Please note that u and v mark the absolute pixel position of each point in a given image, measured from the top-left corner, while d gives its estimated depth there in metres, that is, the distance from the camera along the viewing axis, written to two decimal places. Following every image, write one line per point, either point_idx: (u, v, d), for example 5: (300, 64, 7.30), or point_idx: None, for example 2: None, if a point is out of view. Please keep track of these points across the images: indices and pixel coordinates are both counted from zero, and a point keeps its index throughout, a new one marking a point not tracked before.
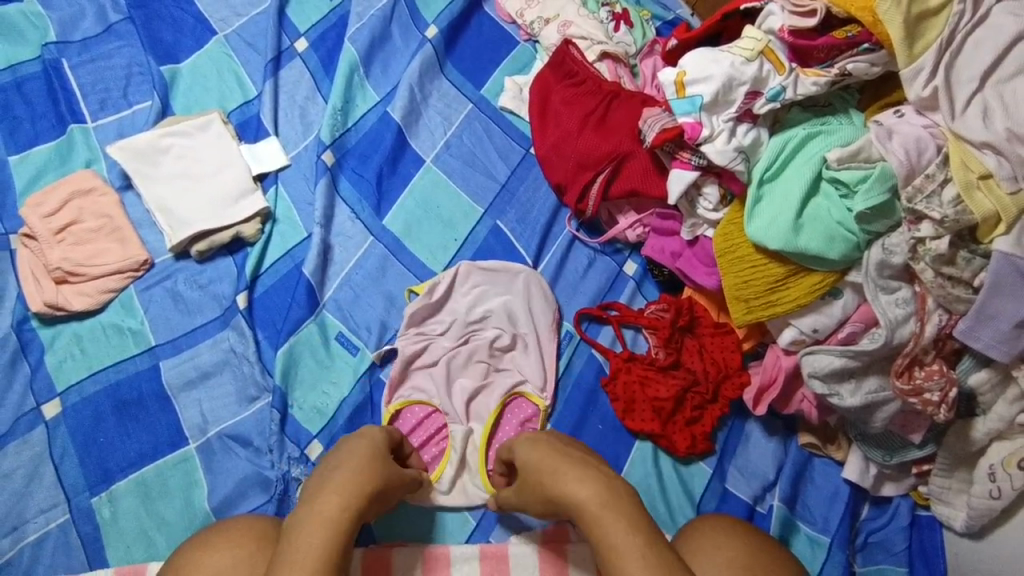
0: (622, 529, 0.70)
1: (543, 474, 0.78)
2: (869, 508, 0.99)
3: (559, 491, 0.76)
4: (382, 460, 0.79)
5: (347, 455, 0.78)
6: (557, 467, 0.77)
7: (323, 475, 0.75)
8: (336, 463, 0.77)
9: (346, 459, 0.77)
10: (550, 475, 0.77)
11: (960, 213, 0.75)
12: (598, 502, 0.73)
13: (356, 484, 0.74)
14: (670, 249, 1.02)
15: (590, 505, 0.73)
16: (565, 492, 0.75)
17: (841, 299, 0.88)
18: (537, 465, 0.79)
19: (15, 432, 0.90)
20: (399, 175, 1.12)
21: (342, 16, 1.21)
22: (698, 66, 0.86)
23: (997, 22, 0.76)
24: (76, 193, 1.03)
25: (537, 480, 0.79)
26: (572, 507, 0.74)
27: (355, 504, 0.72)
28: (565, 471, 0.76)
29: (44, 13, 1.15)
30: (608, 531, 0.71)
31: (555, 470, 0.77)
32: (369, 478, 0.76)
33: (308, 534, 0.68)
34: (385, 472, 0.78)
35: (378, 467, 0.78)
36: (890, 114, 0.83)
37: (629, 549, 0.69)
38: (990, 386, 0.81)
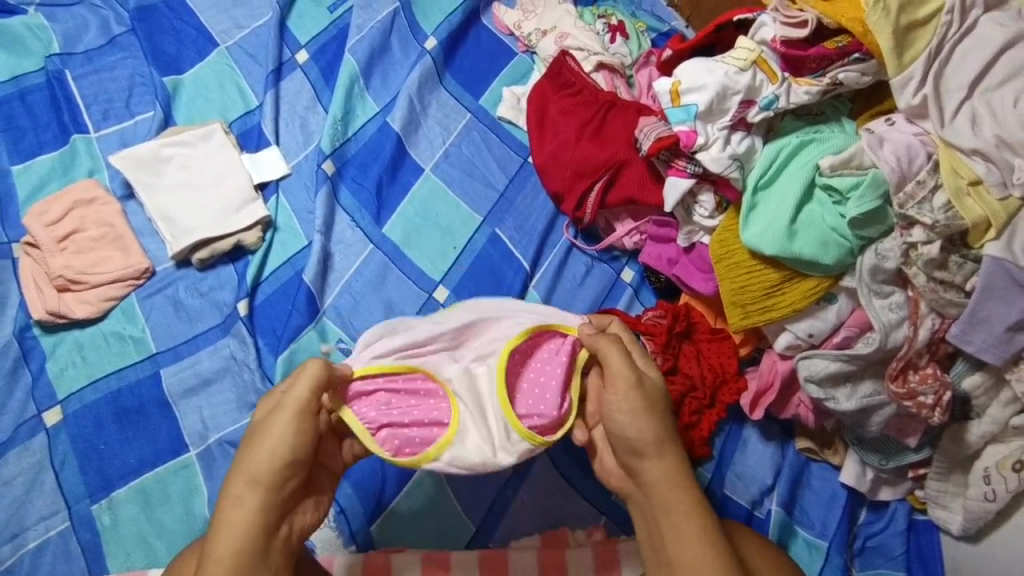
0: (698, 538, 0.71)
1: (644, 432, 0.75)
2: (867, 513, 0.99)
3: (656, 455, 0.75)
4: (295, 423, 0.71)
5: (266, 431, 0.71)
6: (662, 440, 0.75)
7: (246, 460, 0.70)
8: (257, 445, 0.71)
9: (257, 441, 0.71)
10: (655, 443, 0.75)
11: (951, 219, 0.76)
12: (680, 497, 0.73)
13: (260, 481, 0.69)
14: (667, 255, 1.04)
15: (677, 501, 0.73)
16: (664, 471, 0.75)
17: (836, 304, 0.89)
18: (641, 420, 0.75)
19: (16, 439, 0.91)
20: (399, 184, 1.13)
21: (342, 29, 1.23)
22: (691, 76, 0.88)
23: (984, 33, 0.78)
24: (78, 203, 1.03)
25: (633, 435, 0.75)
26: (657, 484, 0.74)
27: (258, 511, 0.69)
28: (659, 449, 0.75)
29: (47, 25, 1.17)
30: (683, 531, 0.72)
31: (656, 441, 0.75)
32: (279, 463, 0.70)
33: (221, 545, 0.67)
34: (301, 448, 0.71)
35: (287, 443, 0.70)
36: (880, 122, 0.85)
37: (700, 550, 0.71)
38: (984, 389, 0.83)
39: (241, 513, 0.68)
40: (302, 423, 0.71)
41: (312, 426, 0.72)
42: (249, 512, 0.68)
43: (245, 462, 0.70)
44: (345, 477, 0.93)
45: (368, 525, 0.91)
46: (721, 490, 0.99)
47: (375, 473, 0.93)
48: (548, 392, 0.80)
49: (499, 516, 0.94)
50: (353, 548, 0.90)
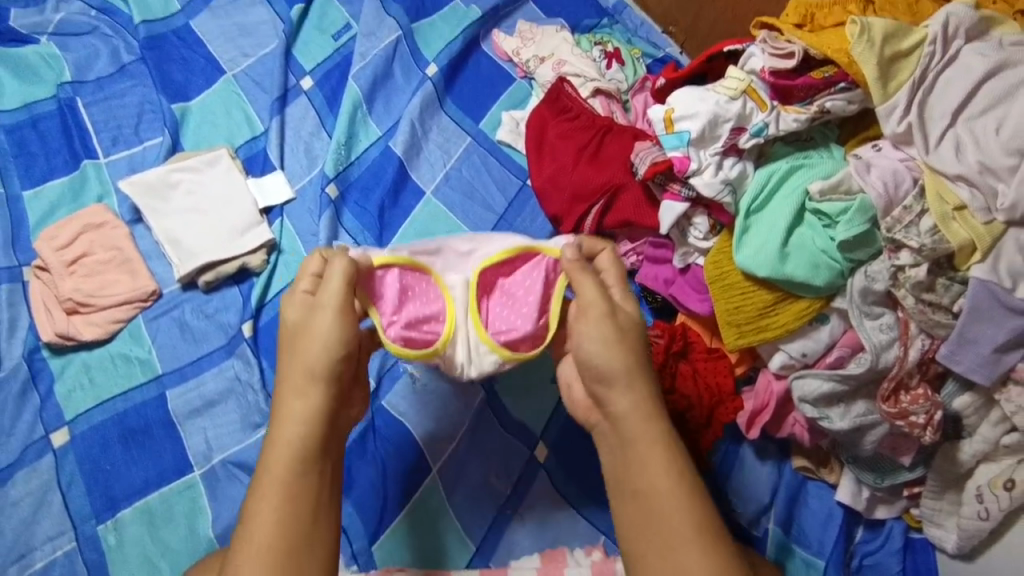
0: (669, 473, 0.70)
1: (622, 355, 0.73)
2: (864, 531, 1.00)
3: (634, 382, 0.73)
4: (337, 316, 0.71)
5: (312, 329, 0.72)
6: (642, 369, 0.74)
7: (295, 358, 0.71)
8: (307, 340, 0.71)
9: (306, 339, 0.72)
10: (634, 370, 0.73)
11: (937, 242, 0.78)
12: (653, 429, 0.71)
13: (313, 376, 0.70)
14: (663, 276, 1.06)
15: (650, 434, 0.71)
16: (643, 399, 0.72)
17: (828, 324, 0.91)
18: (619, 344, 0.73)
19: (24, 460, 0.92)
20: (400, 207, 1.15)
21: (345, 56, 1.27)
22: (685, 104, 0.91)
23: (966, 62, 0.80)
24: (88, 227, 1.06)
25: (611, 359, 0.73)
26: (631, 412, 0.72)
27: (316, 401, 0.70)
28: (637, 376, 0.73)
29: (59, 54, 1.20)
30: (653, 464, 0.70)
31: (636, 369, 0.73)
32: (331, 353, 0.70)
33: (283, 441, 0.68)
34: (346, 337, 0.71)
35: (336, 337, 0.71)
36: (868, 148, 0.88)
37: (667, 484, 0.69)
38: (974, 409, 0.84)
39: (305, 405, 0.69)
40: (345, 313, 0.72)
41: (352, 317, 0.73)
42: (312, 406, 0.69)
43: (294, 361, 0.71)
44: (347, 497, 0.94)
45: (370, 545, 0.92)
46: (720, 507, 0.99)
47: (376, 492, 0.94)
48: (527, 310, 0.83)
49: (498, 536, 0.95)
50: (354, 567, 0.90)
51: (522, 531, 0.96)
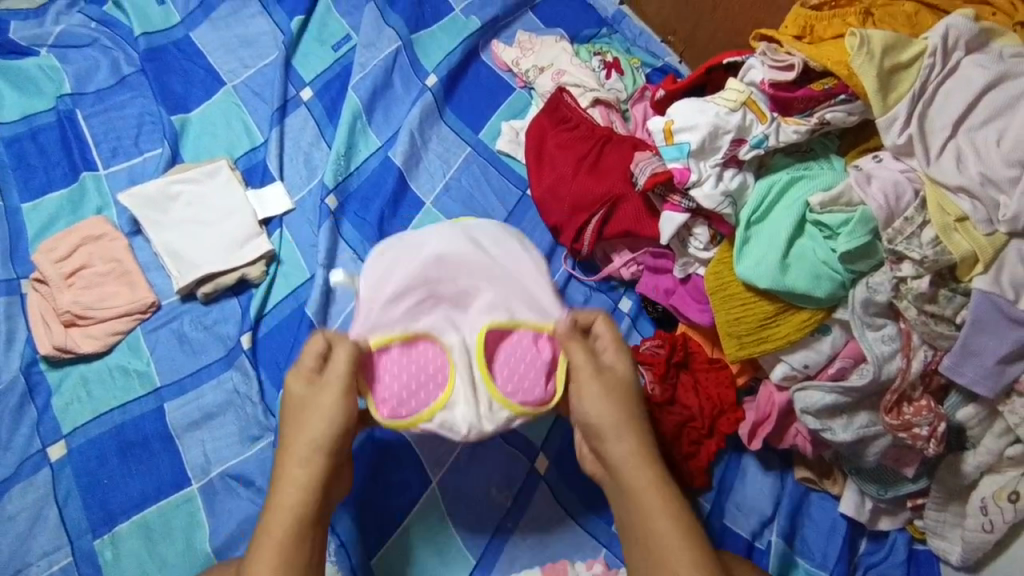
0: (669, 516, 0.73)
1: (612, 410, 0.78)
2: (867, 543, 1.00)
3: (626, 434, 0.78)
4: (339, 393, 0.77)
5: (315, 403, 0.77)
6: (634, 422, 0.79)
7: (295, 431, 0.76)
8: (308, 415, 0.76)
9: (307, 413, 0.76)
10: (628, 425, 0.78)
11: (939, 254, 0.78)
12: (651, 477, 0.76)
13: (315, 446, 0.74)
14: (663, 286, 1.06)
15: (649, 481, 0.76)
16: (637, 450, 0.77)
17: (830, 335, 0.90)
18: (609, 395, 0.79)
19: (20, 474, 0.92)
20: (400, 217, 1.15)
21: (345, 66, 1.27)
22: (685, 116, 0.91)
23: (967, 74, 0.80)
24: (86, 239, 1.06)
25: (602, 413, 0.78)
26: (628, 462, 0.77)
27: (306, 475, 0.74)
28: (628, 428, 0.78)
29: (59, 66, 1.20)
30: (654, 509, 0.74)
31: (628, 420, 0.78)
32: (330, 429, 0.75)
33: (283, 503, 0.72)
34: (347, 413, 0.76)
35: (337, 406, 0.76)
36: (868, 159, 0.88)
37: (669, 527, 0.73)
38: (978, 420, 0.84)
39: (304, 466, 0.74)
40: (347, 383, 0.77)
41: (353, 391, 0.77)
42: (312, 466, 0.74)
43: (293, 433, 0.76)
44: (345, 510, 0.93)
45: (369, 558, 0.91)
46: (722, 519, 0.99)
47: (377, 506, 0.94)
48: (536, 376, 0.82)
49: (499, 549, 0.94)
50: None
51: (522, 544, 0.95)
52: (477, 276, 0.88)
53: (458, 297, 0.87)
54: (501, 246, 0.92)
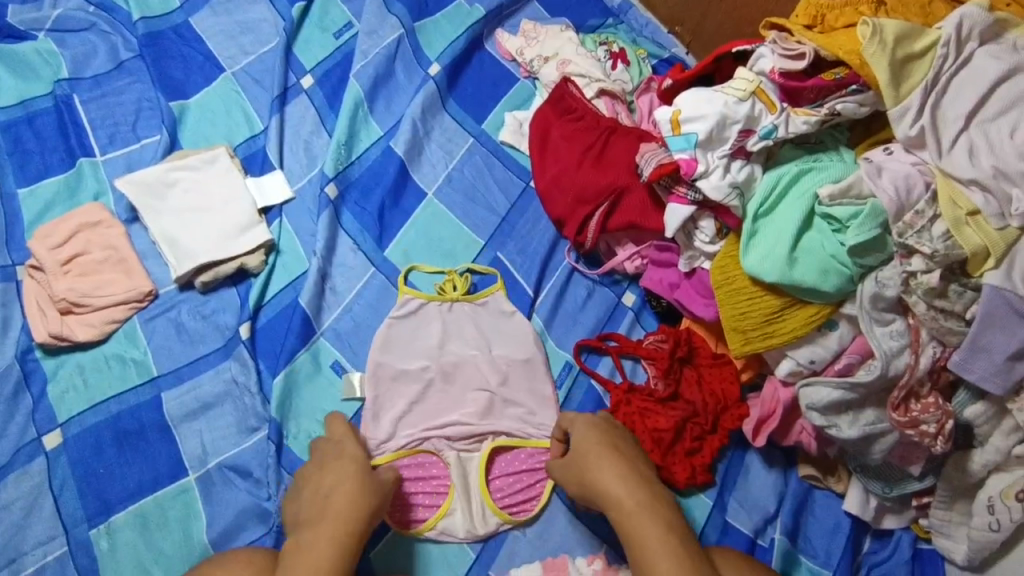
0: (654, 530, 0.77)
1: (576, 444, 0.88)
2: (871, 541, 0.99)
3: (601, 479, 0.83)
4: (359, 473, 0.83)
5: (354, 471, 0.83)
6: (603, 457, 0.85)
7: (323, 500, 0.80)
8: (334, 494, 0.80)
9: (346, 472, 0.83)
10: (597, 463, 0.84)
11: (950, 247, 0.77)
12: (632, 500, 0.80)
13: (338, 520, 0.77)
14: (668, 280, 1.04)
15: (628, 504, 0.80)
16: (610, 482, 0.82)
17: (837, 331, 0.89)
18: (576, 446, 0.87)
19: (15, 463, 0.90)
20: (401, 209, 1.14)
21: (346, 54, 1.25)
22: (692, 106, 0.90)
23: (981, 65, 0.79)
24: (83, 225, 1.04)
25: (575, 465, 0.87)
26: (608, 497, 0.82)
27: (335, 531, 0.76)
28: (603, 464, 0.84)
29: (57, 51, 1.18)
30: (641, 530, 0.77)
31: (596, 457, 0.85)
32: (355, 504, 0.79)
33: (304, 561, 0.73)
34: (367, 494, 0.81)
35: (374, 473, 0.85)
36: (879, 151, 0.86)
37: (657, 541, 0.76)
38: (986, 418, 0.82)
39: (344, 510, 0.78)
40: (364, 478, 0.83)
41: (372, 484, 0.83)
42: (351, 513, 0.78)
43: (314, 507, 0.80)
44: None
45: (367, 551, 0.90)
46: (721, 517, 0.98)
47: None
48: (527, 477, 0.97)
49: (498, 544, 0.93)
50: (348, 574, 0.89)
51: (523, 539, 0.94)
52: (481, 358, 1.03)
53: (462, 376, 1.02)
54: (503, 328, 1.06)
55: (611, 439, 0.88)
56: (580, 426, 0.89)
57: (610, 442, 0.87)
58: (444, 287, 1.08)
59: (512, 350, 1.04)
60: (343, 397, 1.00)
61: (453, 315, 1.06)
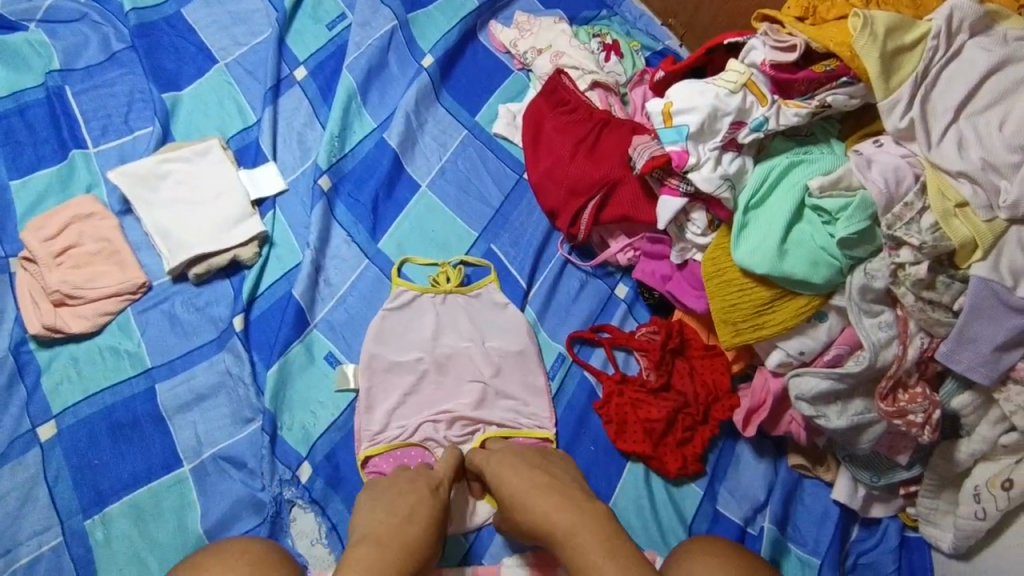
0: (591, 543, 0.75)
1: (503, 488, 0.85)
2: (859, 529, 1.00)
3: (532, 515, 0.81)
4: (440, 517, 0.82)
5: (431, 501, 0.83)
6: (528, 491, 0.83)
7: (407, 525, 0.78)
8: (412, 515, 0.79)
9: (418, 501, 0.82)
10: (524, 501, 0.82)
11: (938, 239, 0.77)
12: (567, 520, 0.78)
13: (408, 548, 0.75)
14: (660, 272, 1.05)
15: (563, 527, 0.78)
16: (540, 510, 0.80)
17: (827, 322, 0.90)
18: (499, 490, 0.85)
19: (10, 454, 0.91)
20: (395, 201, 1.14)
21: (340, 46, 1.25)
22: (684, 98, 0.90)
23: (971, 57, 0.79)
24: (75, 217, 1.04)
25: (506, 509, 0.85)
26: (542, 526, 0.80)
27: (402, 558, 0.74)
28: (534, 492, 0.83)
29: (48, 42, 1.17)
30: (579, 549, 0.75)
31: (522, 493, 0.83)
32: (424, 542, 0.77)
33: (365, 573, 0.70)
34: (435, 536, 0.79)
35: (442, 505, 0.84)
36: (868, 143, 0.87)
37: (598, 552, 0.74)
38: (973, 408, 0.83)
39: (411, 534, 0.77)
40: (437, 520, 0.81)
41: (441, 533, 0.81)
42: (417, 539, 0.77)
43: (396, 527, 0.77)
44: (338, 493, 0.95)
45: None
46: (712, 506, 0.99)
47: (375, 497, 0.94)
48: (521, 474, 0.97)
49: (491, 533, 0.94)
50: None
51: None
52: (474, 349, 1.03)
53: (455, 367, 1.03)
54: (497, 320, 1.06)
55: (536, 466, 0.87)
56: (495, 460, 0.89)
57: (531, 475, 0.85)
58: (437, 278, 1.07)
59: (504, 341, 1.05)
60: (336, 388, 1.01)
61: (446, 308, 1.06)
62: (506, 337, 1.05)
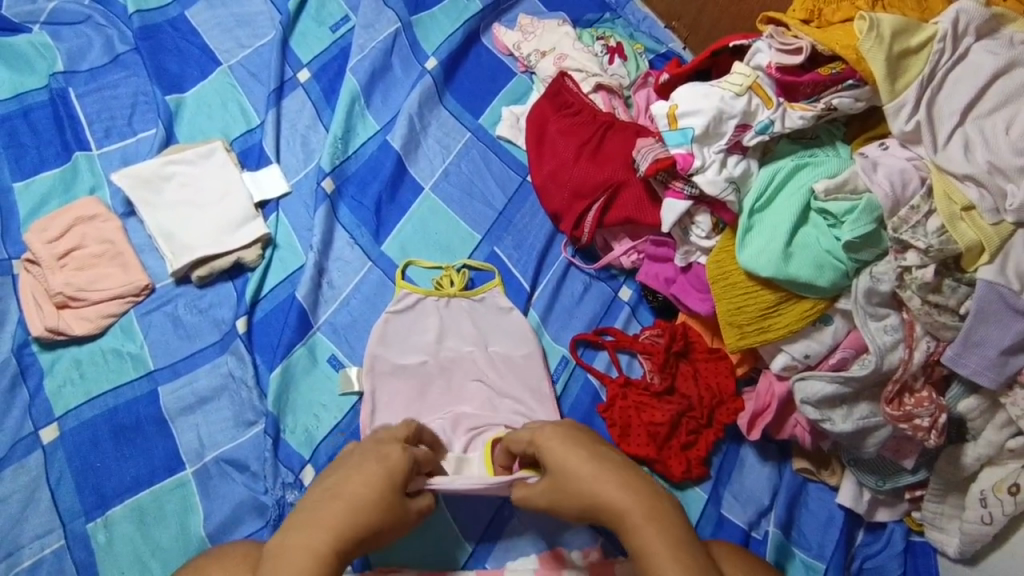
0: (665, 535, 0.71)
1: (566, 465, 0.77)
2: (864, 534, 0.99)
3: (601, 496, 0.74)
4: (379, 488, 0.74)
5: (369, 471, 0.75)
6: (596, 473, 0.76)
7: (330, 504, 0.72)
8: (344, 491, 0.73)
9: (351, 474, 0.75)
10: (591, 479, 0.75)
11: (944, 243, 0.77)
12: (641, 505, 0.73)
13: (333, 531, 0.70)
14: (664, 275, 1.05)
15: (635, 511, 0.72)
16: (611, 490, 0.74)
17: (832, 325, 0.90)
18: (560, 465, 0.78)
19: (12, 457, 0.90)
20: (398, 203, 1.14)
21: (343, 48, 1.25)
22: (689, 101, 0.90)
23: (976, 60, 0.79)
24: (78, 219, 1.04)
25: (565, 487, 0.77)
26: (610, 509, 0.74)
27: (325, 541, 0.69)
28: (603, 471, 0.76)
29: (52, 44, 1.17)
30: (650, 538, 0.71)
31: (588, 475, 0.76)
32: (348, 527, 0.71)
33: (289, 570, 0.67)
34: (374, 514, 0.73)
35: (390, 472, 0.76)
36: (874, 147, 0.87)
37: (669, 545, 0.70)
38: (979, 412, 0.83)
39: (333, 513, 0.71)
40: (380, 491, 0.74)
41: (388, 504, 0.74)
42: (338, 519, 0.71)
43: (320, 508, 0.72)
44: None
45: None
46: (715, 510, 0.98)
47: None
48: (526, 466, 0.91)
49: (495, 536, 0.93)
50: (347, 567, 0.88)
51: (519, 532, 0.94)
52: (477, 353, 1.03)
53: (459, 371, 1.02)
54: (501, 325, 1.06)
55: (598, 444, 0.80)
56: (557, 435, 0.80)
57: (596, 456, 0.78)
58: (442, 282, 1.08)
59: (508, 344, 1.04)
60: (340, 391, 1.00)
61: (450, 311, 1.06)
62: (510, 337, 1.05)
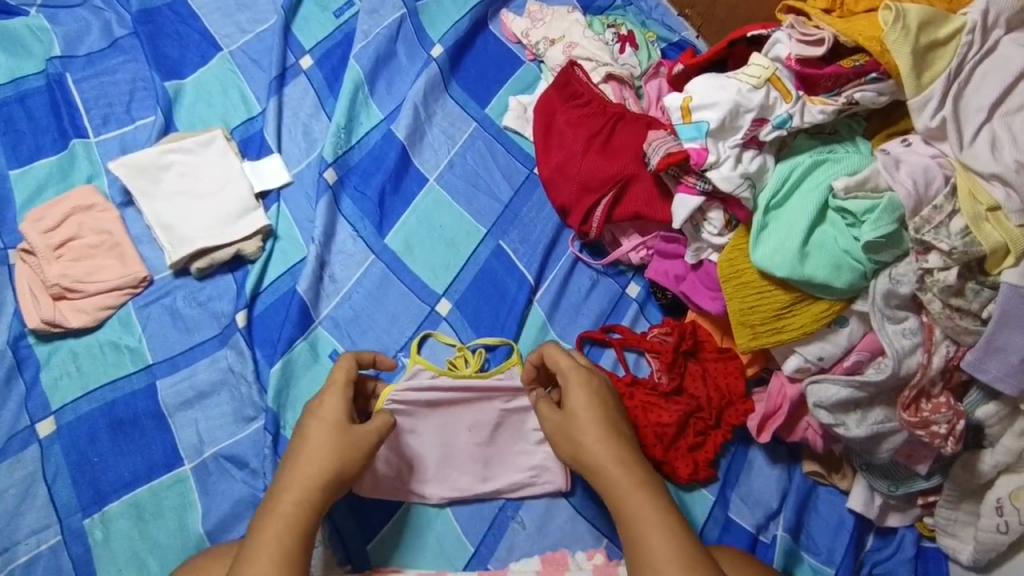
0: (654, 510, 0.74)
1: (579, 418, 0.80)
2: (874, 539, 0.97)
3: (602, 461, 0.78)
4: (322, 444, 0.74)
5: (318, 429, 0.75)
6: (601, 437, 0.79)
7: (292, 471, 0.72)
8: (301, 452, 0.74)
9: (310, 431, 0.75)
10: (597, 442, 0.78)
11: (968, 245, 0.74)
12: (635, 478, 0.76)
13: (300, 497, 0.70)
14: (674, 272, 1.01)
15: (626, 485, 0.76)
16: (607, 460, 0.77)
17: (847, 327, 0.87)
18: (574, 419, 0.81)
19: (8, 450, 0.89)
20: (401, 195, 1.11)
21: (347, 34, 1.22)
22: (704, 93, 0.87)
23: (1006, 54, 0.76)
24: (76, 209, 1.02)
25: (573, 431, 0.80)
26: (605, 475, 0.77)
27: (294, 505, 0.70)
28: (606, 437, 0.79)
29: (48, 27, 1.15)
30: (638, 511, 0.74)
31: (595, 438, 0.79)
32: (303, 491, 0.71)
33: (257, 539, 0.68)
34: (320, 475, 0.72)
35: (325, 424, 0.75)
36: (896, 143, 0.84)
37: (656, 521, 0.73)
38: (998, 418, 0.81)
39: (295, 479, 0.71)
40: (323, 449, 0.73)
41: (329, 460, 0.73)
42: (301, 482, 0.71)
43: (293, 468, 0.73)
44: None
45: (364, 543, 0.88)
46: (723, 513, 0.96)
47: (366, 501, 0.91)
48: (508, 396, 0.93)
49: (498, 534, 0.92)
50: (348, 567, 0.86)
51: (522, 533, 0.92)
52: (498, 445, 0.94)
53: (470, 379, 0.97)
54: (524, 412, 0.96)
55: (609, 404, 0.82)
56: (578, 394, 0.82)
57: (608, 416, 0.81)
58: (455, 362, 0.99)
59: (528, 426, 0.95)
60: None
61: None
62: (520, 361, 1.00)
